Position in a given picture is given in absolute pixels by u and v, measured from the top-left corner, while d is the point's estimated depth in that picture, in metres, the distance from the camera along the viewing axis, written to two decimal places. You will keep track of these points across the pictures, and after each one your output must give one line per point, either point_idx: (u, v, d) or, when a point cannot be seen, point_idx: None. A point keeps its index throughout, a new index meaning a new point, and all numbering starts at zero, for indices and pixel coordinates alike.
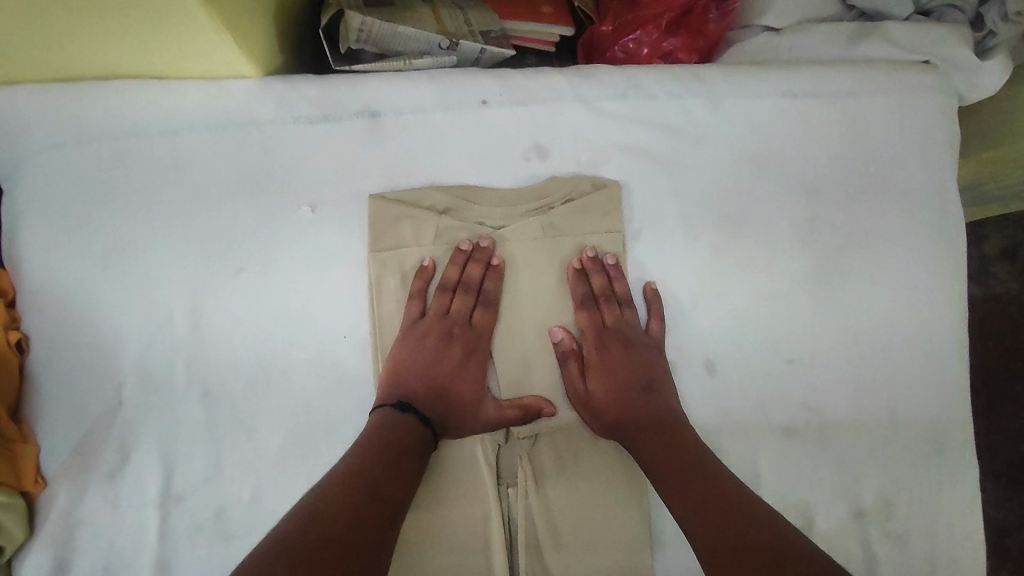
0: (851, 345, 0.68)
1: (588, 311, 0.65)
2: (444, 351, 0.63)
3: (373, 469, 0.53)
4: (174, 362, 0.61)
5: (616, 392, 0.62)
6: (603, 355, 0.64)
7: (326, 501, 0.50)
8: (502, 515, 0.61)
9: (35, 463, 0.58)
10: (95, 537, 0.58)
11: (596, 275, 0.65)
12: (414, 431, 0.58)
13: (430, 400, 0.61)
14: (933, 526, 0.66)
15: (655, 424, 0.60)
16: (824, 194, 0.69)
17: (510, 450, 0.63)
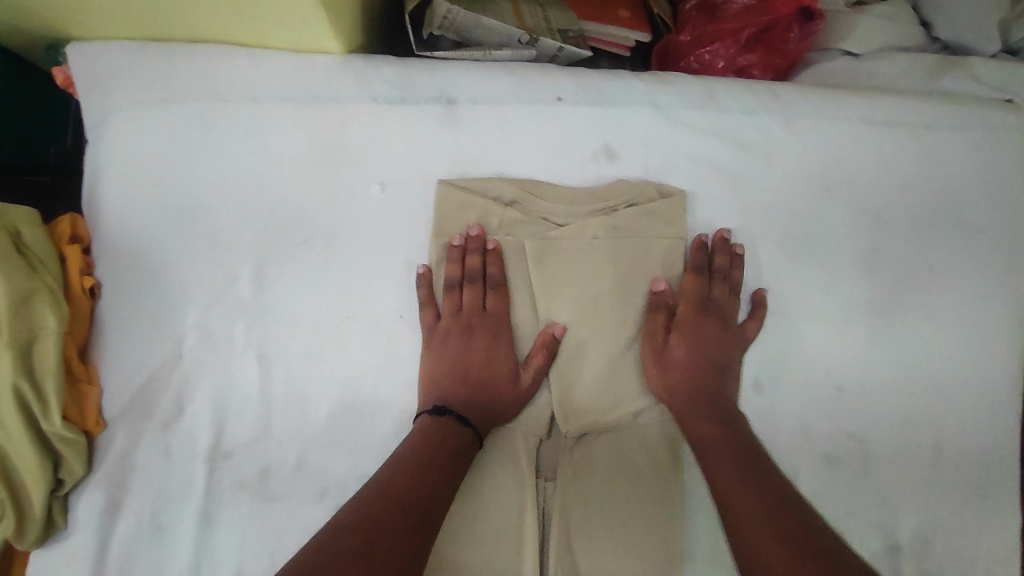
0: (903, 379, 0.67)
1: (699, 278, 0.66)
2: (469, 344, 0.63)
3: (403, 479, 0.54)
4: (234, 323, 0.63)
5: (693, 353, 0.64)
6: (699, 322, 0.65)
7: (377, 498, 0.52)
8: (538, 509, 0.62)
9: (96, 405, 0.60)
10: (147, 482, 0.61)
11: (722, 255, 0.66)
12: (453, 432, 0.59)
13: (461, 399, 0.62)
14: (972, 571, 0.65)
15: (713, 408, 0.62)
16: (892, 224, 0.68)
17: (552, 445, 0.65)
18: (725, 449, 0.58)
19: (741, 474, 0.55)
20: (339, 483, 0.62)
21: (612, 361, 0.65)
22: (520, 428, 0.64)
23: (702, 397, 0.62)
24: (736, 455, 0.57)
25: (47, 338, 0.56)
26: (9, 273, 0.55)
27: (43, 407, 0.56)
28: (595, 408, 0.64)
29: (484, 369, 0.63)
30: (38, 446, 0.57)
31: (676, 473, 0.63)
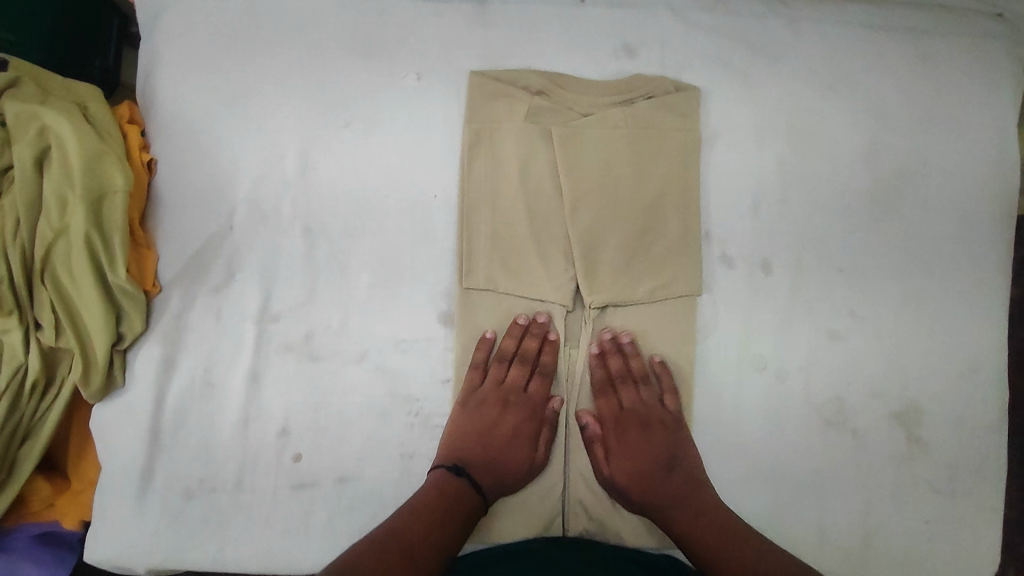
0: (899, 263, 0.72)
1: (608, 397, 0.69)
2: (501, 416, 0.67)
3: (415, 536, 0.58)
4: (280, 199, 0.68)
5: (635, 469, 0.66)
6: (624, 432, 0.68)
7: (409, 518, 0.60)
8: (565, 368, 0.69)
9: (152, 268, 0.66)
10: (200, 342, 0.66)
11: (612, 357, 0.68)
12: (464, 496, 0.63)
13: (481, 465, 0.65)
14: (960, 436, 0.71)
15: (693, 489, 0.65)
16: (891, 120, 0.73)
17: (576, 317, 0.70)
18: (710, 539, 0.61)
19: (743, 552, 0.59)
20: (376, 346, 0.67)
21: (632, 240, 0.69)
22: (547, 302, 0.68)
23: (666, 496, 0.65)
24: (719, 537, 0.61)
25: (114, 197, 0.61)
26: (80, 134, 0.60)
27: (109, 259, 0.61)
28: (616, 283, 0.69)
29: (511, 247, 0.68)
30: (104, 297, 0.61)
31: (689, 343, 0.70)
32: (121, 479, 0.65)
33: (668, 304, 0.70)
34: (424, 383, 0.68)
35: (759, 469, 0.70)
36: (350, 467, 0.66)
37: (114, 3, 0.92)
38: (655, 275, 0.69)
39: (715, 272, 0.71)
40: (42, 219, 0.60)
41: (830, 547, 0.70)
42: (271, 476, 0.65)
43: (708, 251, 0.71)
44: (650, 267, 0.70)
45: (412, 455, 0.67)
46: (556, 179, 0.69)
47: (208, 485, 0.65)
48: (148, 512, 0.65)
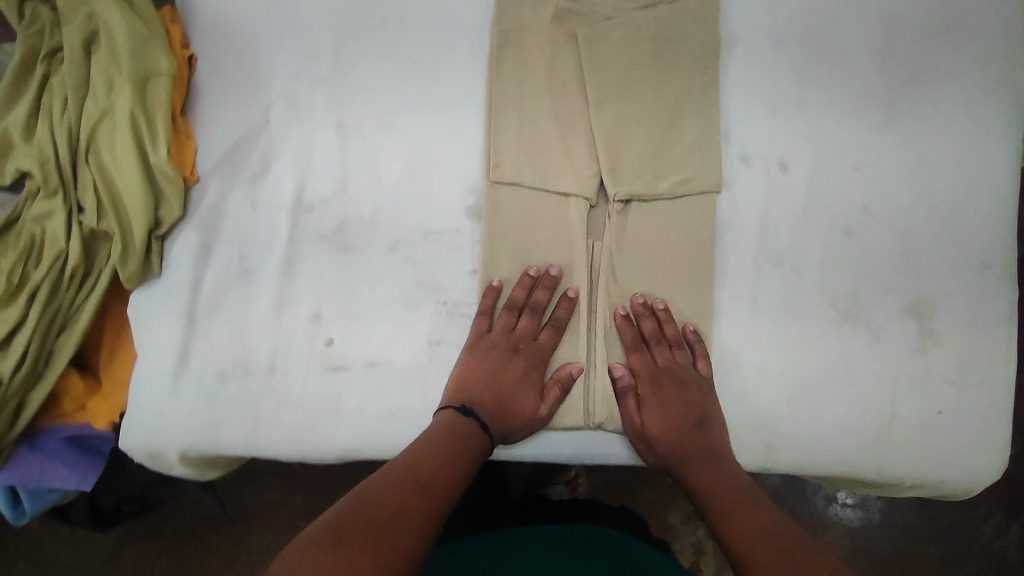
0: (912, 164, 0.74)
1: (641, 353, 0.69)
2: (508, 363, 0.67)
3: (430, 466, 0.58)
4: (315, 94, 0.69)
5: (663, 422, 0.67)
6: (656, 387, 0.68)
7: (431, 450, 0.60)
8: (589, 262, 0.70)
9: (192, 157, 0.68)
10: (235, 229, 0.67)
11: (646, 319, 0.70)
12: (473, 435, 0.62)
13: (490, 405, 0.65)
14: (968, 330, 0.74)
15: (711, 456, 0.65)
16: (903, 28, 0.75)
17: (599, 212, 0.72)
18: (716, 493, 0.62)
19: (749, 508, 0.59)
20: (407, 238, 0.69)
21: (655, 138, 0.71)
22: (572, 197, 0.70)
23: (687, 454, 0.66)
24: (730, 493, 0.61)
25: (159, 80, 0.64)
26: (127, 19, 0.64)
27: (151, 137, 0.63)
28: (639, 178, 0.70)
29: (537, 143, 0.70)
30: (144, 176, 0.64)
31: (709, 238, 0.71)
32: (155, 362, 0.66)
33: (689, 200, 0.72)
34: (453, 274, 0.69)
35: (778, 360, 0.72)
36: (380, 351, 0.68)
37: None
38: (676, 172, 0.71)
39: (735, 171, 0.73)
40: (90, 99, 0.63)
41: (844, 438, 0.73)
42: (303, 359, 0.67)
43: (729, 151, 0.73)
44: (672, 164, 0.71)
45: (440, 341, 0.69)
46: (581, 79, 0.71)
47: (242, 367, 0.67)
48: (183, 393, 0.66)
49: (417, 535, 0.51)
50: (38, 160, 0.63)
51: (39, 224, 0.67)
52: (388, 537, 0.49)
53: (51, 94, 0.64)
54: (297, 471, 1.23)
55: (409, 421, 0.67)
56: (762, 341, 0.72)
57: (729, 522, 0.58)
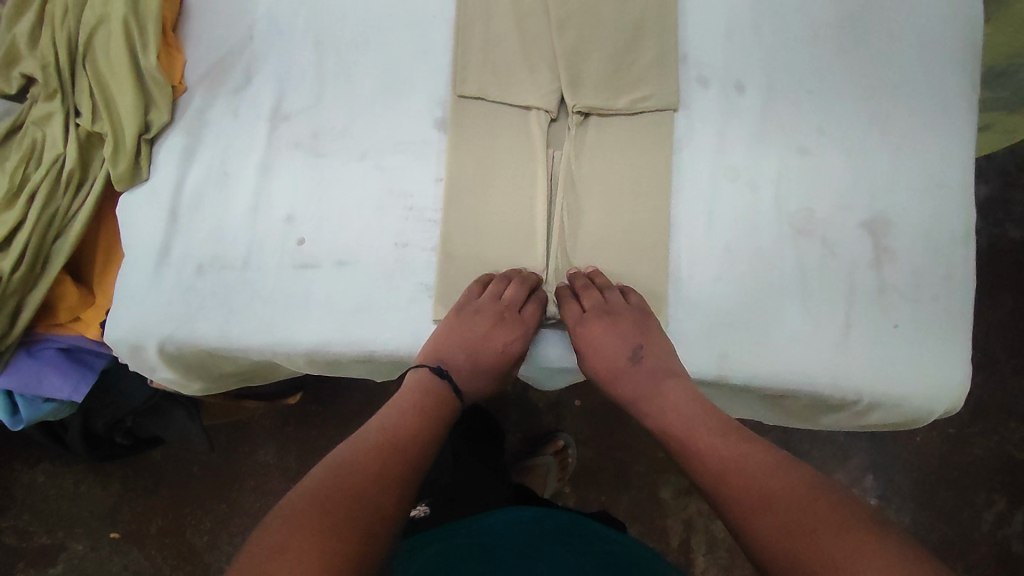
0: (865, 86, 0.77)
1: (570, 302, 0.71)
2: (492, 331, 0.68)
3: (404, 431, 0.59)
4: (297, 16, 0.75)
5: (609, 363, 0.70)
6: (592, 330, 0.69)
7: (401, 417, 0.61)
8: (549, 171, 0.74)
9: (180, 69, 0.74)
10: (217, 135, 0.73)
11: (579, 277, 0.72)
12: (450, 397, 0.66)
13: (460, 367, 0.68)
14: (928, 248, 0.74)
15: (670, 379, 0.67)
16: None
17: (560, 127, 0.76)
18: (680, 423, 0.64)
19: (712, 433, 0.61)
20: (377, 147, 0.73)
21: (613, 58, 0.76)
22: (533, 110, 0.75)
23: (645, 388, 0.68)
24: (698, 423, 0.63)
25: None
26: None
27: (142, 44, 0.71)
28: (598, 93, 0.75)
29: (501, 61, 0.75)
30: (135, 78, 0.70)
31: (666, 153, 0.75)
32: (140, 255, 0.71)
33: (646, 117, 0.75)
34: (420, 182, 0.73)
35: (735, 272, 0.73)
36: (348, 251, 0.71)
37: None
38: (633, 90, 0.75)
39: (690, 90, 0.76)
40: (89, 9, 0.71)
41: (797, 348, 0.72)
42: (276, 257, 0.71)
43: (684, 73, 0.77)
44: (630, 83, 0.75)
45: (407, 244, 0.72)
46: (544, 4, 0.76)
47: (219, 262, 0.71)
48: (162, 283, 0.70)
49: (396, 502, 0.53)
50: (41, 63, 0.70)
51: (40, 129, 0.73)
52: (371, 505, 0.51)
53: (53, 4, 0.72)
54: (291, 433, 1.26)
55: (373, 318, 0.70)
56: (720, 256, 0.74)
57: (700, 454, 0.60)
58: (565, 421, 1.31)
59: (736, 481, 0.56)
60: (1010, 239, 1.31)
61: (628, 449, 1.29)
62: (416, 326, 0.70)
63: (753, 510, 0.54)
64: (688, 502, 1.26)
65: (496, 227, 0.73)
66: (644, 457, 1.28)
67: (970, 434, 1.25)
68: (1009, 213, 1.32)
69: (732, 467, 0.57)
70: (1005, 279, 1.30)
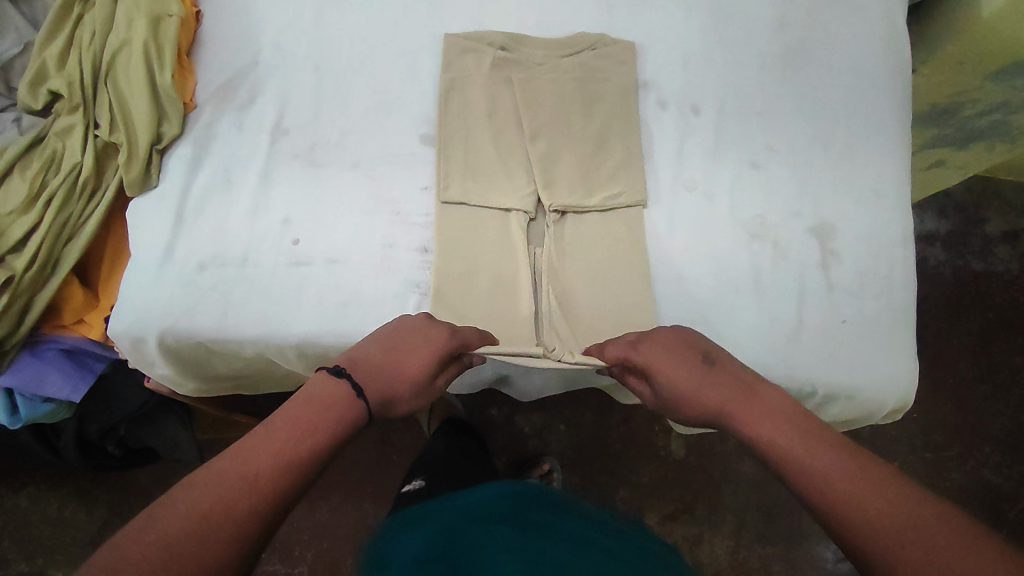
0: (809, 109, 0.86)
1: (618, 337, 0.70)
2: (418, 330, 0.67)
3: (264, 457, 0.53)
4: (298, 44, 0.84)
5: (686, 386, 0.64)
6: (657, 356, 0.66)
7: (263, 441, 0.55)
8: (531, 266, 0.79)
9: (192, 89, 0.82)
10: (222, 146, 0.80)
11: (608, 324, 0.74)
12: (343, 399, 0.60)
13: (371, 376, 0.63)
14: (870, 251, 0.81)
15: (747, 394, 0.62)
16: (794, 3, 0.89)
17: (538, 226, 0.81)
18: (786, 449, 0.57)
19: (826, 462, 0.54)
20: (367, 158, 0.81)
21: (584, 88, 0.84)
22: (513, 211, 0.80)
23: (727, 400, 0.62)
24: (802, 439, 0.57)
25: (169, 20, 0.78)
26: None
27: (160, 65, 0.77)
28: (571, 193, 0.81)
29: (481, 160, 0.81)
30: (151, 94, 0.77)
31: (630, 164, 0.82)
32: (146, 253, 0.77)
33: (617, 213, 0.81)
34: (407, 190, 0.80)
35: (697, 271, 0.80)
36: (338, 250, 0.77)
37: None
38: (605, 188, 0.81)
39: (651, 112, 0.85)
40: (114, 33, 0.78)
41: (757, 343, 0.78)
42: (272, 255, 0.77)
43: (646, 98, 0.86)
44: (602, 180, 0.81)
45: (392, 245, 0.78)
46: (517, 115, 0.83)
47: (218, 259, 0.76)
48: (165, 278, 0.76)
49: (235, 543, 0.50)
50: (68, 81, 0.78)
51: (61, 141, 0.80)
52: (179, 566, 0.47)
53: (83, 30, 0.79)
54: None
55: (362, 307, 0.75)
56: (683, 258, 0.80)
57: (811, 476, 0.54)
58: (551, 446, 1.33)
59: (865, 510, 0.51)
60: (971, 271, 1.39)
61: (613, 473, 1.31)
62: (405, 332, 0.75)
63: (896, 546, 0.48)
64: (673, 527, 1.29)
65: (484, 318, 0.76)
66: (630, 482, 1.31)
67: (946, 457, 1.29)
68: (969, 246, 1.41)
69: (851, 491, 0.52)
70: (970, 309, 1.37)
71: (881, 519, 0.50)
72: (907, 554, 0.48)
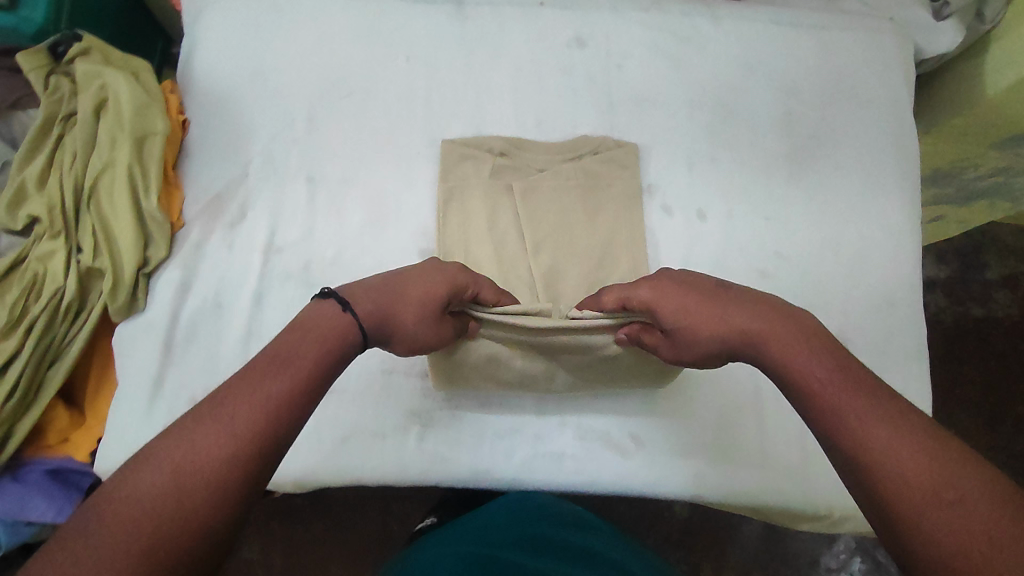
0: (817, 211, 0.84)
1: (612, 287, 0.66)
2: (436, 267, 0.62)
3: (229, 414, 0.42)
4: (289, 152, 0.81)
5: (697, 316, 0.58)
6: (665, 289, 0.61)
7: (229, 398, 0.43)
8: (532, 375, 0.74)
9: (179, 206, 0.78)
10: (212, 268, 0.77)
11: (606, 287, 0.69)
12: (333, 337, 0.51)
13: (368, 295, 0.56)
14: (885, 363, 0.79)
15: (775, 316, 0.55)
16: (802, 97, 0.87)
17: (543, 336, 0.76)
18: (821, 383, 0.48)
19: (864, 411, 0.45)
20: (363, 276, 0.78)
21: (588, 195, 0.81)
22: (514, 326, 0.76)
23: (753, 321, 0.56)
24: (842, 376, 0.48)
25: (153, 139, 0.74)
26: (129, 88, 0.75)
27: (145, 188, 0.74)
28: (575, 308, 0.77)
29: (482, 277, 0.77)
30: (136, 220, 0.74)
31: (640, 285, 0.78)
32: (132, 387, 0.73)
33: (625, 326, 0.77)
34: None
35: (702, 388, 0.79)
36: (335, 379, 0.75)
37: (164, 30, 1.11)
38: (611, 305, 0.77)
39: (657, 218, 0.83)
40: (94, 154, 0.74)
41: (766, 465, 0.77)
42: None
43: (652, 203, 0.83)
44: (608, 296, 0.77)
45: (391, 371, 0.77)
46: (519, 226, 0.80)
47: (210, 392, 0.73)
48: (155, 415, 0.72)
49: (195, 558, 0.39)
50: (48, 206, 0.73)
51: (42, 265, 0.75)
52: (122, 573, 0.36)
53: (63, 150, 0.75)
54: None
55: (359, 443, 0.74)
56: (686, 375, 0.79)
57: (835, 408, 0.46)
58: None
59: (885, 447, 0.43)
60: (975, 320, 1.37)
61: None
62: (409, 465, 0.73)
63: (913, 488, 0.41)
64: None
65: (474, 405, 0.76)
66: None
67: None
68: (970, 293, 1.39)
69: (875, 426, 0.44)
70: (973, 359, 1.35)
71: (900, 458, 0.42)
72: (939, 522, 0.39)
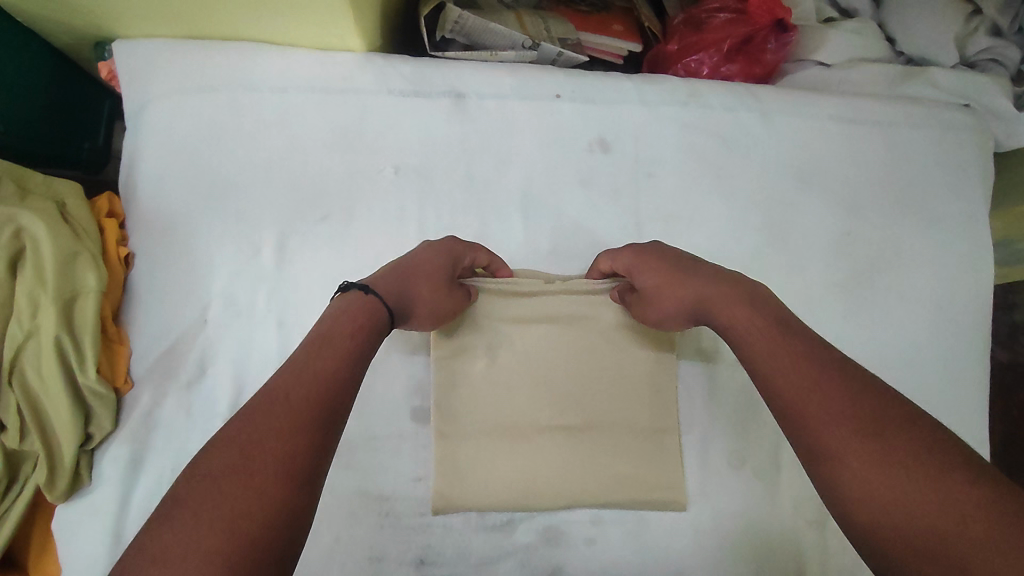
0: (876, 355, 0.72)
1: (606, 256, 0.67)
2: (440, 246, 0.60)
3: (297, 383, 0.43)
4: (256, 291, 0.67)
5: (664, 278, 0.59)
6: (647, 255, 0.62)
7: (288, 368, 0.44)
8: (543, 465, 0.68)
9: (125, 364, 0.65)
10: (167, 440, 0.64)
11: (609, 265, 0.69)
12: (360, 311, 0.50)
13: (386, 282, 0.54)
14: None
15: (732, 282, 0.56)
16: (861, 212, 0.75)
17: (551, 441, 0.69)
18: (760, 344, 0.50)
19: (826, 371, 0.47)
20: (347, 443, 0.67)
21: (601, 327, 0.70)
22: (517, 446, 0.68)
23: (711, 287, 0.56)
24: (781, 340, 0.49)
25: (86, 297, 0.62)
26: (55, 235, 0.61)
27: (80, 359, 0.61)
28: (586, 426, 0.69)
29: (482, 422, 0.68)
30: (72, 396, 0.61)
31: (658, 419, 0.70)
32: None
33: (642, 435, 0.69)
34: (399, 482, 0.67)
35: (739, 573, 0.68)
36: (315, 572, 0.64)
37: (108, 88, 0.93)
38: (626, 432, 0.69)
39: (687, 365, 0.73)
40: (14, 322, 0.60)
41: None
42: None
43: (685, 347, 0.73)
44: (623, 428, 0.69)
45: (381, 558, 0.65)
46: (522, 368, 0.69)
47: None
48: None
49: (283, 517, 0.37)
50: None
51: None
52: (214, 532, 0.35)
53: None
54: None
55: None
56: (720, 557, 0.68)
57: (775, 373, 0.48)
58: None
59: (821, 404, 0.45)
60: None
61: None
62: None
63: (861, 439, 0.43)
64: None
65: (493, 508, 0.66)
66: None
67: None
68: None
69: (824, 384, 0.46)
70: None
71: (839, 418, 0.44)
72: (893, 478, 0.41)
